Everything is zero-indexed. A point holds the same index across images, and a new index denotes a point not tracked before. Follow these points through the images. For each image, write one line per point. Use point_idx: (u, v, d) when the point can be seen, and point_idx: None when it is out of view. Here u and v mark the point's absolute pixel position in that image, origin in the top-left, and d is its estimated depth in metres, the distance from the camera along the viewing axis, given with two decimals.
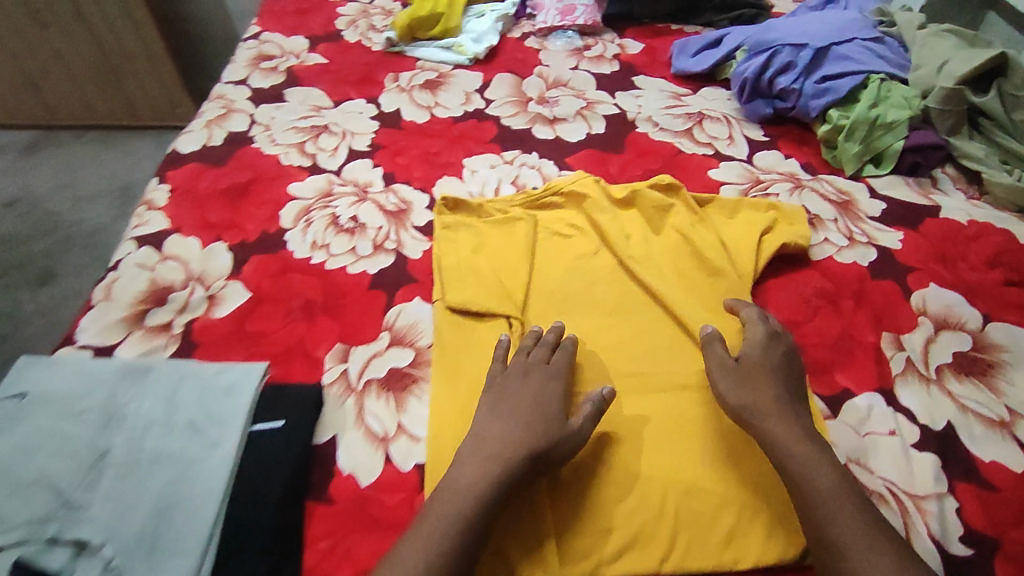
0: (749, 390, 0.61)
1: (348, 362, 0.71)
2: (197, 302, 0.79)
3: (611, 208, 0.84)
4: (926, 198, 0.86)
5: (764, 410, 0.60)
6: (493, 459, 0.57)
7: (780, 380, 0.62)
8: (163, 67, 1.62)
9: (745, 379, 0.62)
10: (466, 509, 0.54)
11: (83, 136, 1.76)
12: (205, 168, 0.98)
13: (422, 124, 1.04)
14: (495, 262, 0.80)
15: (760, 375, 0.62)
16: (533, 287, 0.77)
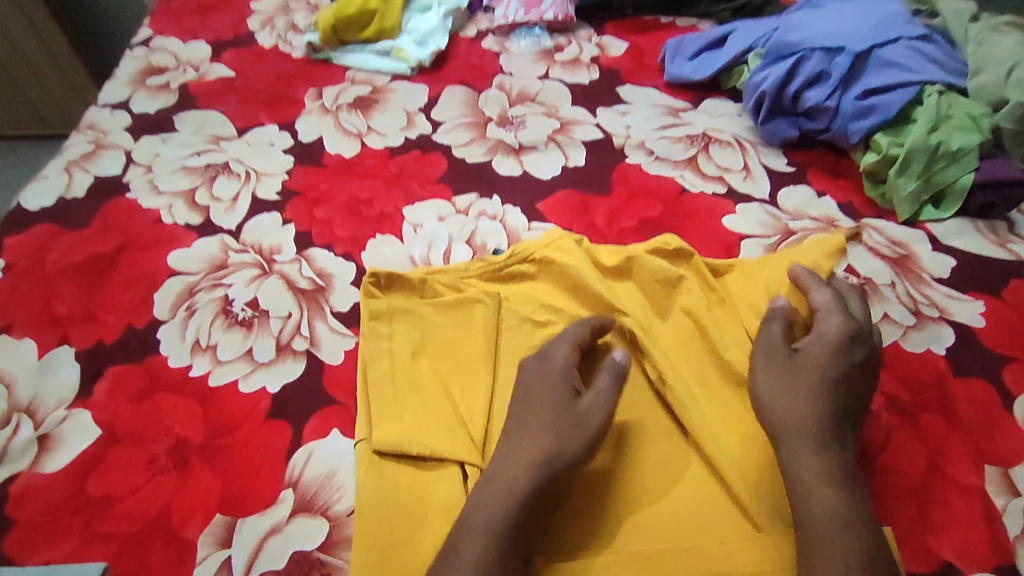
0: (797, 399, 0.50)
1: (232, 546, 0.50)
2: (22, 448, 0.55)
3: (601, 280, 0.63)
4: (1006, 250, 0.66)
5: (816, 433, 0.49)
6: (492, 514, 0.46)
7: (842, 391, 0.51)
8: (72, 69, 1.37)
9: (800, 376, 0.51)
10: (480, 550, 0.45)
11: None
12: (58, 232, 0.73)
13: (350, 159, 0.80)
14: (445, 368, 0.58)
15: (818, 378, 0.51)
16: (499, 405, 0.56)
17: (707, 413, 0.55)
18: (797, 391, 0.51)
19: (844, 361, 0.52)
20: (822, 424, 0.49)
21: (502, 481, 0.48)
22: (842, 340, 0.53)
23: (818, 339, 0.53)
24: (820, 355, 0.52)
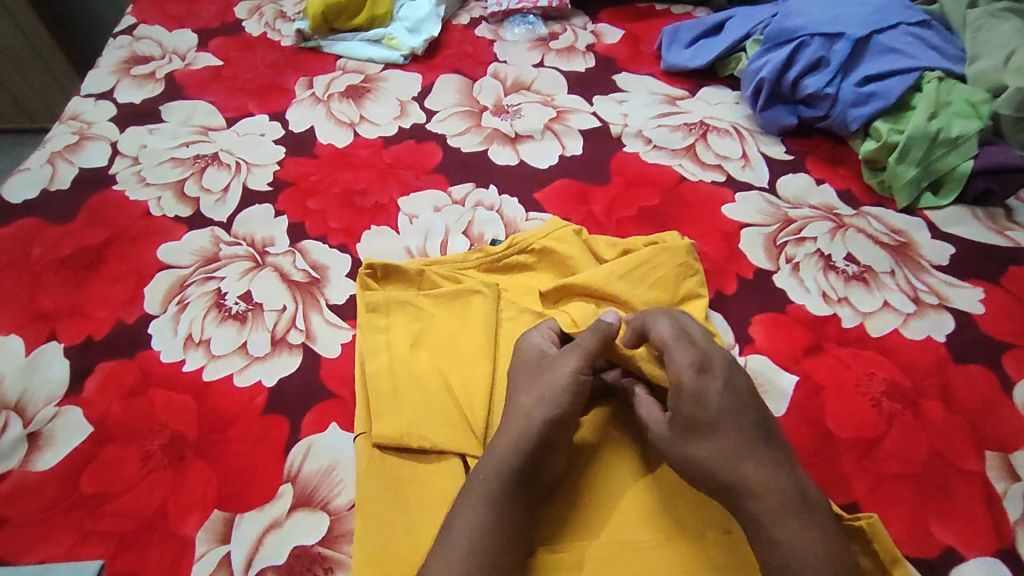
0: (706, 450, 0.46)
1: (231, 542, 0.49)
2: (11, 447, 0.54)
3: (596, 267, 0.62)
4: (1004, 236, 0.66)
5: (742, 470, 0.45)
6: (490, 486, 0.46)
7: (743, 419, 0.46)
8: (52, 58, 1.35)
9: (682, 433, 0.47)
10: (478, 522, 0.44)
11: None
12: (42, 225, 0.71)
13: (343, 149, 0.79)
14: (444, 361, 0.57)
15: (716, 419, 0.46)
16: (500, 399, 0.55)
17: None
18: (701, 433, 0.46)
19: (720, 393, 0.46)
20: (744, 462, 0.45)
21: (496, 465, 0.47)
22: (703, 384, 0.47)
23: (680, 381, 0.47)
24: (704, 396, 0.46)
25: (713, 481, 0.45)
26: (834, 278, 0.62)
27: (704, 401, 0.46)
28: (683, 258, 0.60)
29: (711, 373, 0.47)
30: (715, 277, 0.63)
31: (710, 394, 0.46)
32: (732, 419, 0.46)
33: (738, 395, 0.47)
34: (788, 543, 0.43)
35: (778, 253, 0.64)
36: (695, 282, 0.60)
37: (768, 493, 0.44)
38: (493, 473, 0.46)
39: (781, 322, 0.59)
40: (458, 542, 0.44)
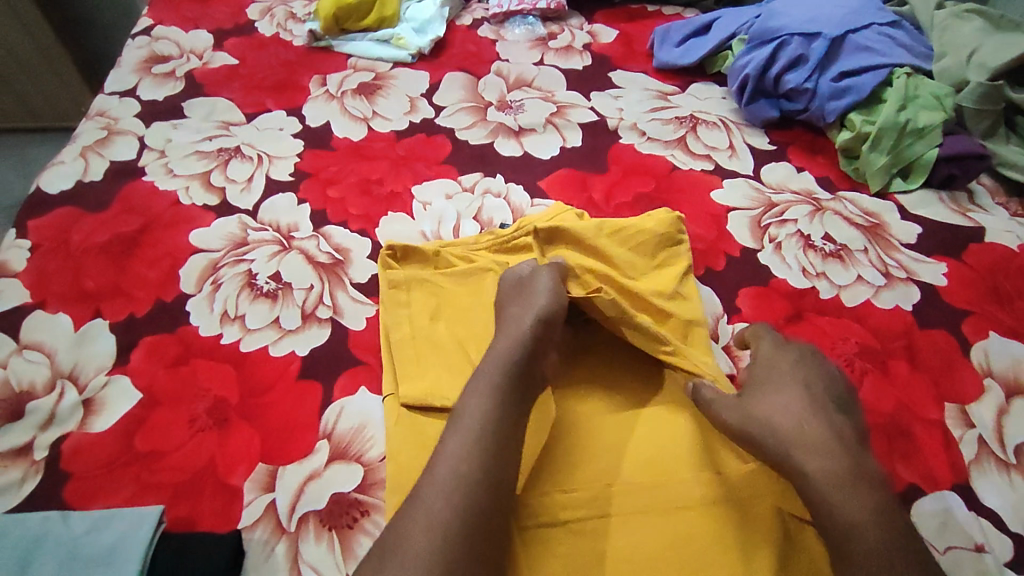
0: (775, 410, 0.52)
1: (275, 491, 0.54)
2: (68, 412, 0.59)
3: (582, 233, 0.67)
4: (966, 217, 0.73)
5: (806, 428, 0.50)
6: (485, 409, 0.51)
7: (812, 385, 0.53)
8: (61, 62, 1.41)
9: (751, 398, 0.53)
10: (489, 441, 0.49)
11: None
12: (79, 214, 0.76)
13: (358, 142, 0.84)
14: (451, 331, 0.63)
15: (782, 385, 0.54)
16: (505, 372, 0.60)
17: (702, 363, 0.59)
18: (767, 395, 0.53)
19: (793, 361, 0.55)
20: (802, 419, 0.51)
21: (496, 362, 0.54)
22: (778, 354, 0.56)
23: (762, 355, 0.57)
24: (773, 369, 0.55)
25: (774, 443, 0.50)
26: (813, 256, 0.69)
27: (773, 367, 0.55)
28: (666, 228, 0.66)
29: (784, 347, 0.57)
30: (705, 255, 0.69)
31: (780, 364, 0.55)
32: (801, 384, 0.53)
33: (808, 368, 0.55)
34: (845, 508, 0.46)
35: (762, 234, 0.71)
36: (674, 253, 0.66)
37: (821, 455, 0.48)
38: (492, 373, 0.53)
39: (765, 294, 0.65)
40: (467, 419, 0.50)
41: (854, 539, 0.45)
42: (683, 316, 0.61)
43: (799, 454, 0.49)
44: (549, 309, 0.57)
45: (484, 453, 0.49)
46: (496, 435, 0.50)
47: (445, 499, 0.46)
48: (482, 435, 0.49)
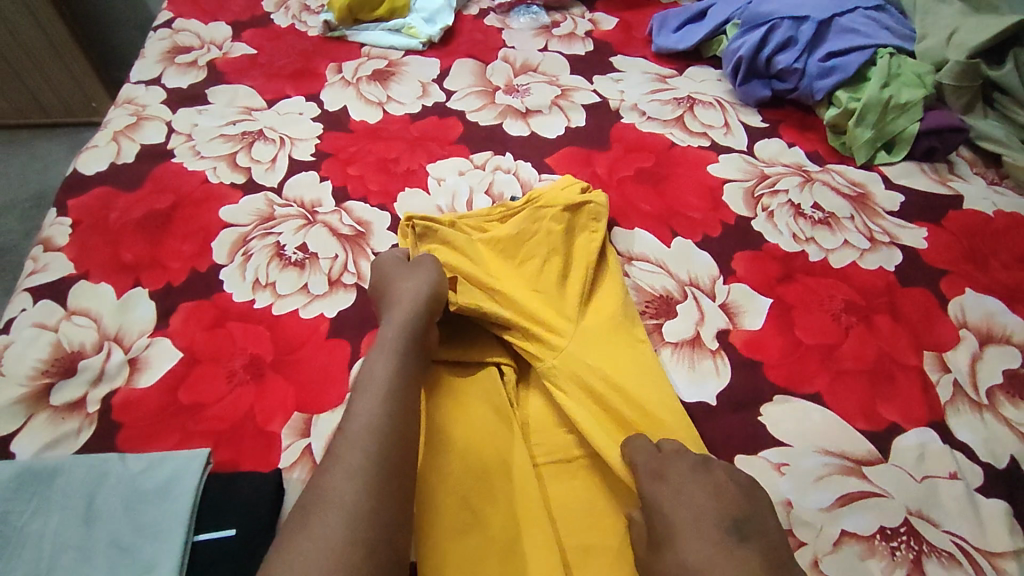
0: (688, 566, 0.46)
1: (311, 436, 0.59)
2: (116, 369, 0.64)
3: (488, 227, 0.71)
4: (946, 186, 0.78)
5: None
6: (388, 371, 0.54)
7: (701, 516, 0.48)
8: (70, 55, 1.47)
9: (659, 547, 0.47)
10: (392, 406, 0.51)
11: None
12: (115, 194, 0.81)
13: (375, 125, 0.89)
14: None
15: (684, 524, 0.48)
16: None
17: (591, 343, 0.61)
18: (669, 548, 0.47)
19: (672, 499, 0.49)
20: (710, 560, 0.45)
21: (393, 337, 0.57)
22: (662, 494, 0.49)
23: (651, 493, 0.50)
24: (667, 505, 0.49)
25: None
26: (802, 223, 0.74)
27: (669, 510, 0.49)
28: (519, 222, 0.69)
29: (663, 480, 0.50)
30: (702, 223, 0.74)
31: (664, 500, 0.49)
32: (691, 517, 0.48)
33: (700, 511, 0.49)
34: None
35: (755, 204, 0.76)
36: (551, 229, 0.68)
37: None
38: (394, 341, 0.56)
39: (759, 257, 0.70)
40: (375, 383, 0.53)
41: None
42: (527, 298, 0.63)
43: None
44: (437, 287, 0.62)
45: (387, 420, 0.50)
46: (398, 396, 0.52)
47: (362, 450, 0.48)
48: (389, 397, 0.52)
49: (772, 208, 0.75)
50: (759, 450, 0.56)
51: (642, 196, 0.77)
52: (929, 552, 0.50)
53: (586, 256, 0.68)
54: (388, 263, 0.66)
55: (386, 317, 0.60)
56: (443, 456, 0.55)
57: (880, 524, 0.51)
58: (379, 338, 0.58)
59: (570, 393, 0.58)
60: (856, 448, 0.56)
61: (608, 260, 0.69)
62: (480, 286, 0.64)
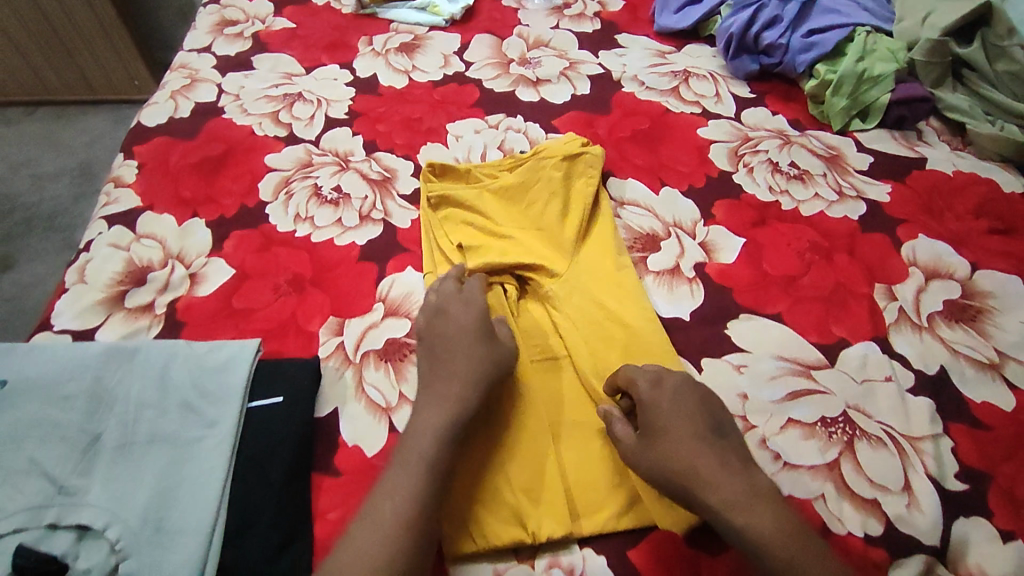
0: (669, 457, 0.54)
1: (343, 335, 0.69)
2: (179, 281, 0.75)
3: (501, 174, 0.82)
4: (912, 150, 0.86)
5: (691, 468, 0.54)
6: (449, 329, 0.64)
7: (695, 422, 0.56)
8: (118, 38, 1.60)
9: (652, 439, 0.56)
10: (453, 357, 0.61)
11: (38, 112, 1.74)
12: (173, 142, 0.92)
13: (401, 90, 1.00)
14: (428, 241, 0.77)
15: (675, 424, 0.56)
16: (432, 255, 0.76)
17: (583, 276, 0.70)
18: (664, 443, 0.55)
19: (670, 403, 0.57)
20: (694, 453, 0.54)
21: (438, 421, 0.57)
22: (658, 397, 0.57)
23: (649, 400, 0.58)
24: (655, 411, 0.57)
25: (678, 480, 0.54)
26: (779, 178, 0.83)
27: (662, 410, 0.57)
28: (526, 172, 0.79)
29: (662, 387, 0.58)
30: (689, 176, 0.83)
31: (661, 406, 0.57)
32: (685, 420, 0.56)
33: (692, 416, 0.56)
34: (747, 527, 0.51)
35: (738, 161, 0.85)
36: (552, 175, 0.78)
37: (720, 486, 0.53)
38: (447, 366, 0.61)
39: (737, 205, 0.80)
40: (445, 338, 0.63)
41: (764, 550, 0.50)
42: (529, 239, 0.74)
43: (702, 491, 0.53)
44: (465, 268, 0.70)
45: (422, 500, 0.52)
46: (436, 468, 0.54)
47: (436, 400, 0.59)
48: (428, 471, 0.54)
49: (753, 165, 0.84)
50: (723, 355, 0.66)
51: (637, 152, 0.87)
52: (860, 436, 0.60)
53: (581, 198, 0.77)
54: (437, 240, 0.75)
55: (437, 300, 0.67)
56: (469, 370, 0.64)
57: (822, 414, 0.61)
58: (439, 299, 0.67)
59: (568, 313, 0.68)
60: (806, 356, 0.65)
61: (603, 201, 0.78)
62: (494, 229, 0.75)
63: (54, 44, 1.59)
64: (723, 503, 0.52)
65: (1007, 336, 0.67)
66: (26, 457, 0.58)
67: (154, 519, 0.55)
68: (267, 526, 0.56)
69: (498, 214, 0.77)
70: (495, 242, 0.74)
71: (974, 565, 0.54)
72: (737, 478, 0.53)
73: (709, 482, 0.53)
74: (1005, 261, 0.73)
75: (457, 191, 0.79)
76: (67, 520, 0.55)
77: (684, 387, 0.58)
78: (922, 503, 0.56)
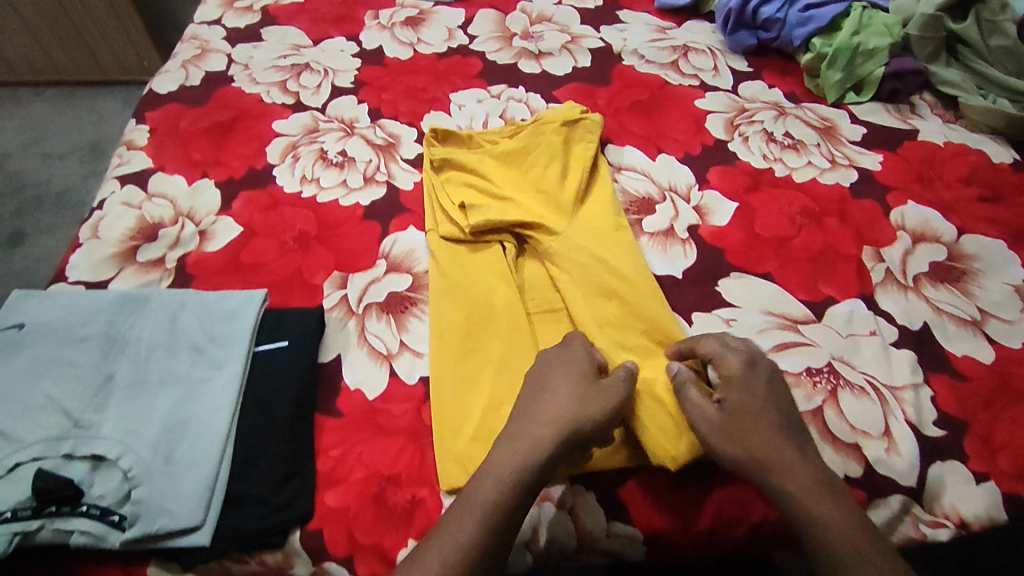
0: (749, 439, 0.54)
1: (346, 288, 0.72)
2: (189, 237, 0.78)
3: (500, 141, 0.84)
4: (905, 122, 0.88)
5: (768, 452, 0.54)
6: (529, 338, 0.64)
7: (782, 410, 0.56)
8: (128, 18, 1.62)
9: (734, 417, 0.55)
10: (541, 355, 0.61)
11: (46, 93, 1.77)
12: (183, 108, 0.94)
13: (406, 61, 1.02)
14: (431, 203, 0.79)
15: (761, 411, 0.56)
16: (436, 216, 0.77)
17: (582, 234, 0.72)
18: (754, 425, 0.55)
19: (765, 387, 0.57)
20: (776, 443, 0.54)
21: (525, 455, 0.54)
22: (749, 377, 0.57)
23: (737, 382, 0.57)
24: (739, 394, 0.57)
25: (756, 463, 0.54)
26: (773, 146, 0.85)
27: (749, 394, 0.56)
28: (526, 138, 0.81)
29: (756, 370, 0.58)
30: (685, 144, 0.85)
31: (756, 390, 0.57)
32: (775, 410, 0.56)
33: (777, 408, 0.56)
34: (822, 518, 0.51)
35: (734, 130, 0.87)
36: (551, 140, 0.80)
37: (795, 471, 0.53)
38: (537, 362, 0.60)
39: (731, 171, 0.82)
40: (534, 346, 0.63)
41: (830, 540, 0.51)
42: (528, 199, 0.75)
43: (778, 476, 0.53)
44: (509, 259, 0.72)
45: (501, 522, 0.52)
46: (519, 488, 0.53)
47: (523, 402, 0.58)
48: (512, 483, 0.53)
49: (748, 135, 0.86)
50: (713, 310, 0.68)
51: (635, 121, 0.89)
52: (843, 385, 0.62)
53: (579, 161, 0.79)
54: (448, 213, 0.76)
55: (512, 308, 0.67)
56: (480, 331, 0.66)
57: (807, 365, 0.63)
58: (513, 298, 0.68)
59: (566, 268, 0.70)
60: (793, 312, 0.68)
61: (601, 165, 0.81)
62: (495, 190, 0.77)
63: (64, 24, 1.62)
64: (800, 491, 0.53)
65: (990, 295, 0.69)
66: (42, 393, 0.60)
67: (164, 450, 0.58)
68: (272, 459, 0.58)
69: (498, 177, 0.79)
70: (495, 201, 0.76)
71: (949, 507, 0.57)
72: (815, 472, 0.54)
73: (794, 472, 0.53)
74: (992, 226, 0.75)
75: (458, 156, 0.81)
76: (83, 450, 0.57)
77: (764, 375, 0.58)
78: (900, 446, 0.59)
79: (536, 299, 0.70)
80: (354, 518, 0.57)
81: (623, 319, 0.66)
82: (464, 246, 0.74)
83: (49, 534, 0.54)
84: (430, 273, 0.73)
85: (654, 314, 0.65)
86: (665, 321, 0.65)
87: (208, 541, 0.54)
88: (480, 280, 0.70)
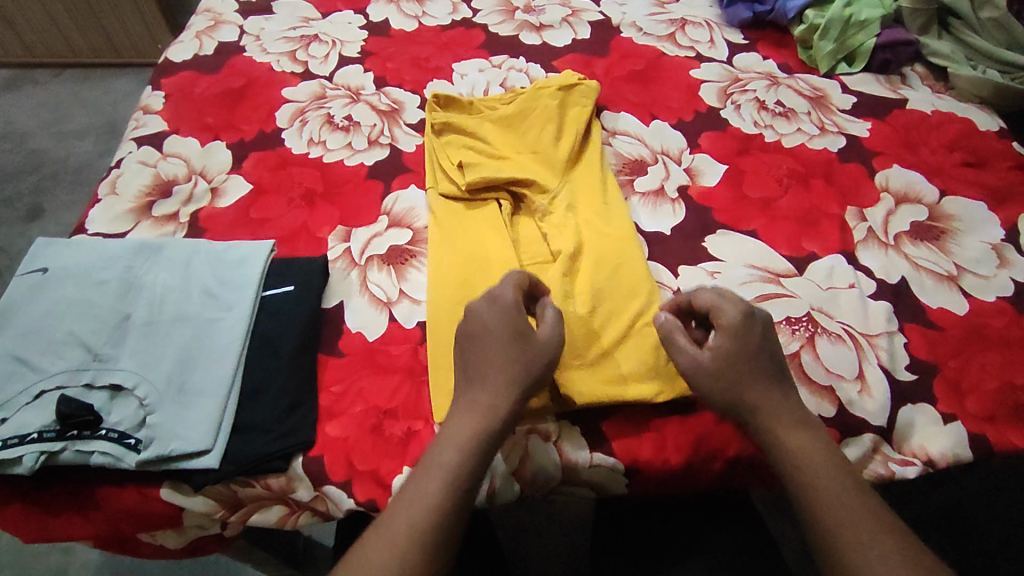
0: (727, 377, 0.57)
1: (350, 241, 0.76)
2: (202, 194, 0.82)
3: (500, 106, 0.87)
4: (894, 92, 0.90)
5: (747, 393, 0.57)
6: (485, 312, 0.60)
7: (764, 361, 0.58)
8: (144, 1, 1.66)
9: (726, 365, 0.57)
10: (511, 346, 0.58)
11: (61, 75, 1.82)
12: (196, 76, 0.98)
13: (410, 32, 1.05)
14: (435, 166, 0.81)
15: (750, 354, 0.57)
16: (440, 176, 0.80)
17: (573, 193, 0.76)
18: (742, 368, 0.57)
19: (758, 335, 0.58)
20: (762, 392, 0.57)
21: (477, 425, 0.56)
22: (744, 325, 0.58)
23: (729, 327, 0.58)
24: (734, 343, 0.58)
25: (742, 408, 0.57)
26: (764, 114, 0.87)
27: (745, 341, 0.58)
28: (524, 103, 0.84)
29: (752, 321, 0.58)
30: (679, 111, 0.88)
31: (744, 338, 0.58)
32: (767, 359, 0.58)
33: (766, 355, 0.58)
34: (798, 452, 0.55)
35: (726, 99, 0.89)
36: (546, 102, 0.83)
37: (773, 415, 0.56)
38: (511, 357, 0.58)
39: (722, 136, 0.84)
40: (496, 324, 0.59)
41: (802, 474, 0.54)
42: (523, 158, 0.79)
43: (760, 415, 0.56)
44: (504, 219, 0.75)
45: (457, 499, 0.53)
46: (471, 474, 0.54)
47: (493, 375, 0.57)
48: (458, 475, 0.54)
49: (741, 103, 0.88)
50: (698, 263, 0.71)
51: (631, 89, 0.91)
52: (822, 333, 0.65)
53: (573, 123, 0.82)
54: (450, 173, 0.79)
55: (504, 260, 0.70)
56: (476, 281, 0.69)
57: (787, 314, 0.66)
58: (508, 253, 0.71)
59: (556, 221, 0.73)
60: (775, 265, 0.71)
61: (596, 127, 0.84)
62: (495, 154, 0.80)
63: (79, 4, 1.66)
64: (779, 429, 0.56)
65: (966, 253, 0.72)
66: (65, 329, 0.64)
67: (177, 382, 0.62)
68: (276, 392, 0.62)
69: (499, 140, 0.82)
70: (494, 162, 0.79)
71: (917, 445, 0.60)
72: (804, 422, 0.57)
73: (773, 414, 0.56)
74: (973, 188, 0.78)
75: (462, 120, 0.84)
76: (102, 380, 0.61)
77: (761, 325, 0.59)
78: (873, 390, 0.62)
79: (529, 252, 0.73)
80: (353, 447, 0.61)
81: (605, 270, 0.68)
82: (461, 204, 0.77)
83: (71, 455, 0.58)
84: (428, 227, 0.76)
85: (630, 260, 0.69)
86: (639, 266, 0.69)
87: (216, 463, 0.58)
88: (480, 233, 0.74)
